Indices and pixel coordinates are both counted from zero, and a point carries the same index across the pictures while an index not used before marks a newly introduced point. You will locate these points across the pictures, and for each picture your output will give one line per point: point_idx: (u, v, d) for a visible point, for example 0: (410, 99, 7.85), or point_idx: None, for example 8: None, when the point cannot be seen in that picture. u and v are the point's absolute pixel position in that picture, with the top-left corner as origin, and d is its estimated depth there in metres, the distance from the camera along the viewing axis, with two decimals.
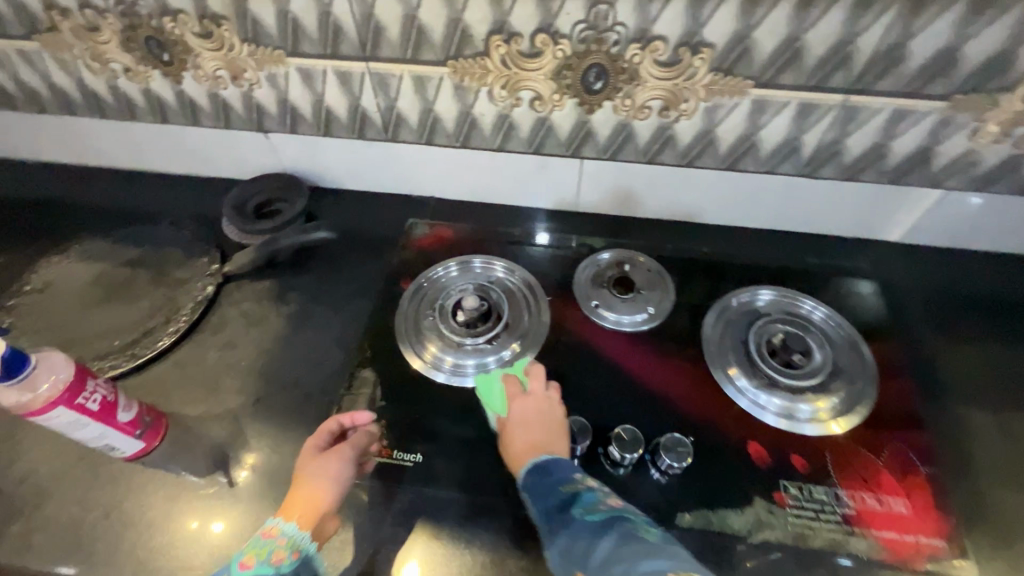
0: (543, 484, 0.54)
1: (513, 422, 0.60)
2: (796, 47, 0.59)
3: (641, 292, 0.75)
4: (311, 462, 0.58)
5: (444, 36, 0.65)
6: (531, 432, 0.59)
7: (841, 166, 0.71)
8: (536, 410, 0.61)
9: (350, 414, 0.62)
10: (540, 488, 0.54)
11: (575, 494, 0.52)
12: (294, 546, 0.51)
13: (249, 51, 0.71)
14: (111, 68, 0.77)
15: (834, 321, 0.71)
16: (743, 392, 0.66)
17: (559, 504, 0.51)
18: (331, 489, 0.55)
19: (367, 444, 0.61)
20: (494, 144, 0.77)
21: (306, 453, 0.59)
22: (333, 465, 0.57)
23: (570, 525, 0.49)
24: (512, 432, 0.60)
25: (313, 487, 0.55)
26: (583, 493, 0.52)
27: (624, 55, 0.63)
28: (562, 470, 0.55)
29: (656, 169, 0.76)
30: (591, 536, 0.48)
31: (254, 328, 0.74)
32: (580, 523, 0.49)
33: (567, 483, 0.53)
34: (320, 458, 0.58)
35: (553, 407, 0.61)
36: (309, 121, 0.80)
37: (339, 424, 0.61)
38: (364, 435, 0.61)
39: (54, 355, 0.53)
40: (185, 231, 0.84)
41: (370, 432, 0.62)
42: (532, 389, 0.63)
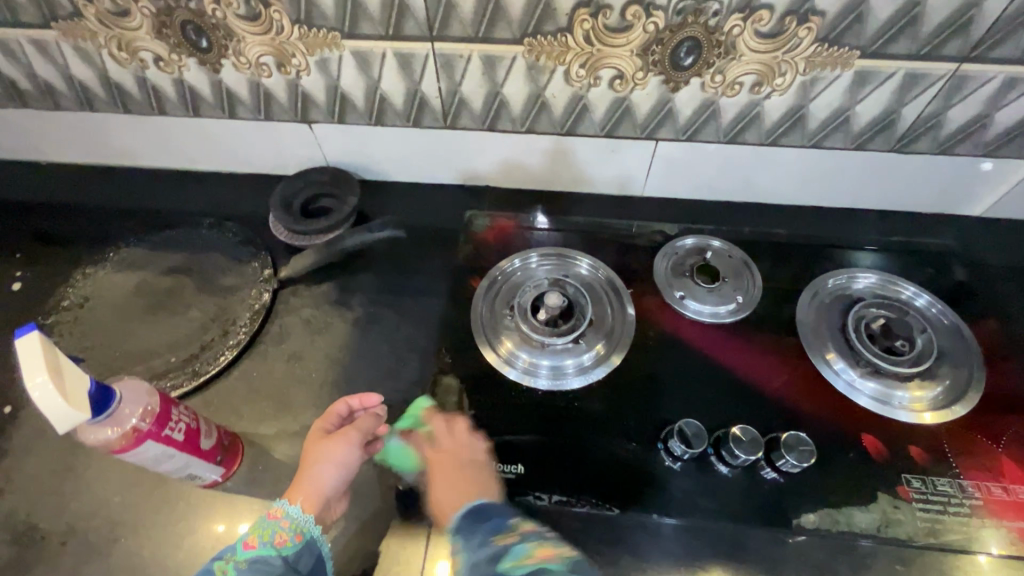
0: (472, 530, 0.50)
1: (433, 477, 0.56)
2: (914, 13, 0.55)
3: (725, 281, 0.71)
4: (316, 444, 0.57)
5: (524, 11, 0.59)
6: (450, 482, 0.54)
7: (937, 140, 0.67)
8: (455, 460, 0.56)
9: (360, 397, 0.61)
10: (470, 535, 0.49)
11: (505, 547, 0.47)
12: (298, 530, 0.52)
13: (300, 33, 0.64)
14: (140, 58, 0.70)
15: (934, 308, 0.68)
16: (837, 374, 0.64)
17: (489, 558, 0.47)
18: (334, 475, 0.55)
19: (376, 428, 0.59)
20: (563, 128, 0.72)
21: (313, 435, 0.58)
22: (339, 451, 0.56)
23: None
24: (435, 485, 0.55)
25: (319, 473, 0.55)
26: (513, 546, 0.47)
27: (723, 27, 0.58)
28: (490, 518, 0.50)
29: (736, 150, 0.72)
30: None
31: (319, 337, 0.69)
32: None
33: (499, 532, 0.49)
34: (326, 441, 0.56)
35: (478, 449, 0.58)
36: (360, 110, 0.73)
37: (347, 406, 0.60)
38: (373, 418, 0.59)
39: (133, 383, 0.50)
40: (228, 234, 0.78)
41: (378, 415, 0.60)
42: (440, 442, 0.58)
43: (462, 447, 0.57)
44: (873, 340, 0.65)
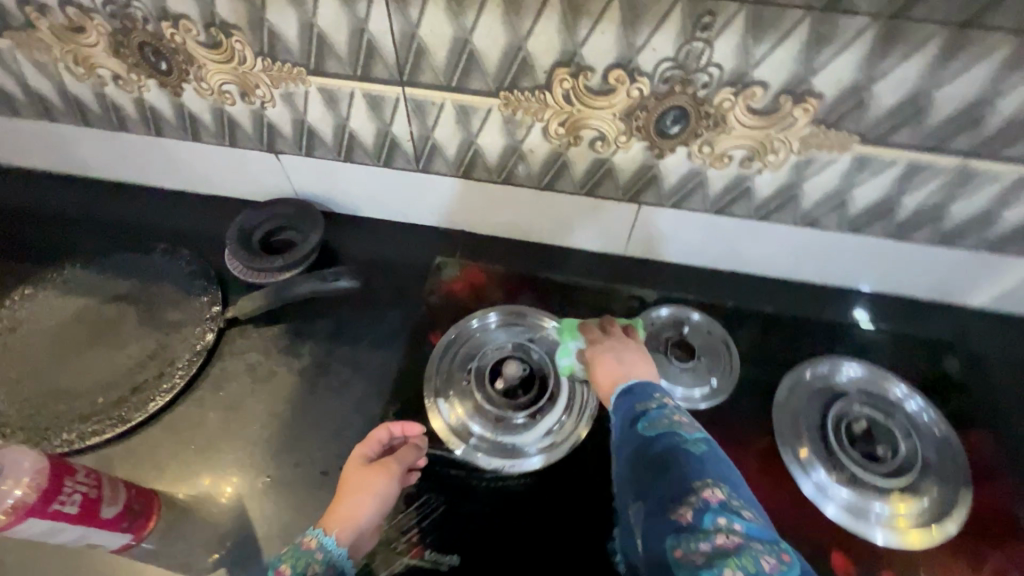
0: (623, 401, 0.48)
1: (591, 363, 0.56)
2: (920, 105, 0.50)
3: (701, 360, 0.66)
4: (355, 472, 0.54)
5: (499, 64, 0.54)
6: (605, 365, 0.54)
7: (938, 231, 0.63)
8: (609, 346, 0.57)
9: (402, 425, 0.59)
10: (616, 404, 0.49)
11: (643, 409, 0.46)
12: (330, 562, 0.47)
13: (263, 66, 0.60)
14: (97, 74, 0.66)
15: (926, 415, 0.63)
16: (811, 477, 0.59)
17: (627, 420, 0.47)
18: (372, 506, 0.52)
19: (416, 461, 0.57)
20: (541, 182, 0.68)
21: (352, 461, 0.55)
22: (380, 484, 0.53)
23: (627, 439, 0.45)
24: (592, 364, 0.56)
25: (356, 501, 0.52)
26: (650, 411, 0.46)
27: (712, 100, 0.53)
28: (639, 387, 0.49)
29: (724, 221, 0.67)
30: (640, 450, 0.43)
31: (261, 386, 0.65)
32: (637, 437, 0.44)
33: (640, 400, 0.47)
34: (367, 471, 0.54)
35: (633, 341, 0.58)
36: (328, 145, 0.69)
37: (389, 433, 0.57)
38: (414, 450, 0.57)
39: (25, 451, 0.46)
40: (181, 262, 0.74)
41: (420, 447, 0.58)
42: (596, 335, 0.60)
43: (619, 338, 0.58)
44: (853, 445, 0.60)
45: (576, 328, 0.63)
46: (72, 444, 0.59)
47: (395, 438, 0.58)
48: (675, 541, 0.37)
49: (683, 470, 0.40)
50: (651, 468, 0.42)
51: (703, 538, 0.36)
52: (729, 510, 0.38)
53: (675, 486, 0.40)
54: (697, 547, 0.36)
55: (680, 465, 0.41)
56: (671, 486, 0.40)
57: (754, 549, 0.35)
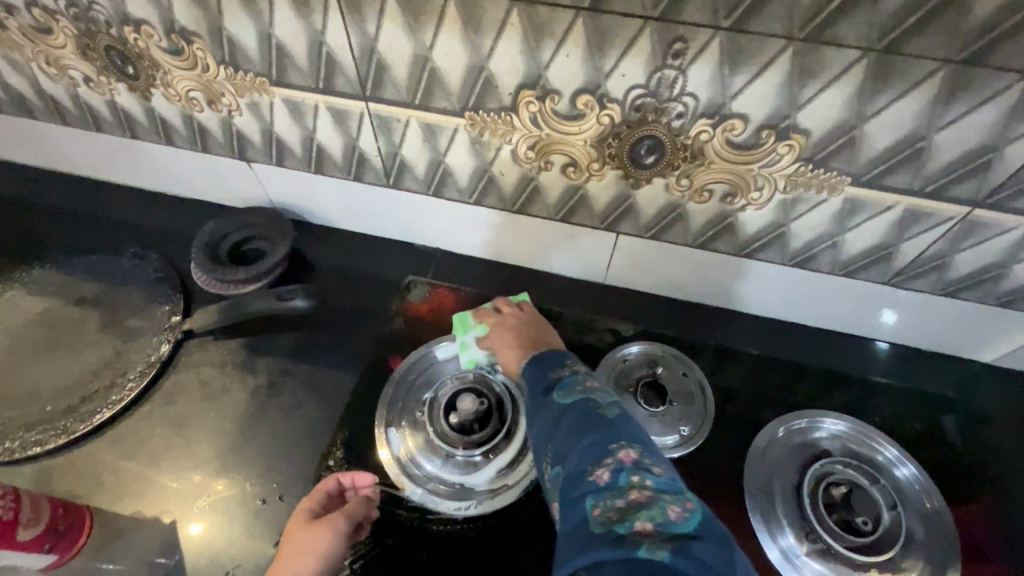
0: (539, 376, 0.49)
1: (499, 349, 0.59)
2: (918, 147, 0.45)
3: (672, 405, 0.62)
4: (297, 530, 0.51)
5: (463, 84, 0.51)
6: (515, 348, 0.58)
7: (941, 281, 0.57)
8: (506, 335, 0.59)
9: (351, 474, 0.55)
10: (533, 377, 0.49)
11: (558, 379, 0.47)
12: None
13: (226, 74, 0.58)
14: (69, 75, 0.65)
15: (916, 482, 0.57)
16: (778, 544, 0.54)
17: (543, 390, 0.47)
18: (316, 567, 0.48)
19: (366, 513, 0.54)
20: (514, 205, 0.64)
21: (296, 519, 0.52)
22: (326, 542, 0.50)
23: (543, 408, 0.45)
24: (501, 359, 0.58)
25: (298, 563, 0.48)
26: (563, 379, 0.47)
27: (688, 130, 0.49)
28: (549, 353, 0.52)
29: (707, 256, 0.63)
30: (556, 416, 0.43)
31: (212, 402, 0.63)
32: (553, 406, 0.44)
33: (553, 371, 0.48)
34: (311, 527, 0.50)
35: (525, 315, 0.62)
36: (297, 156, 0.67)
37: (337, 483, 0.54)
38: (362, 501, 0.53)
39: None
40: (148, 268, 0.72)
41: (370, 498, 0.54)
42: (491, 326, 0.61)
43: (511, 320, 0.61)
44: (830, 511, 0.55)
45: (469, 318, 0.64)
46: (13, 454, 0.58)
47: (344, 488, 0.55)
48: (593, 502, 0.35)
49: (599, 433, 0.40)
50: (567, 433, 0.41)
51: (619, 496, 0.35)
52: (642, 467, 0.37)
53: (590, 445, 0.39)
54: (613, 505, 0.34)
55: (595, 428, 0.40)
56: (585, 447, 0.39)
57: (664, 499, 0.35)
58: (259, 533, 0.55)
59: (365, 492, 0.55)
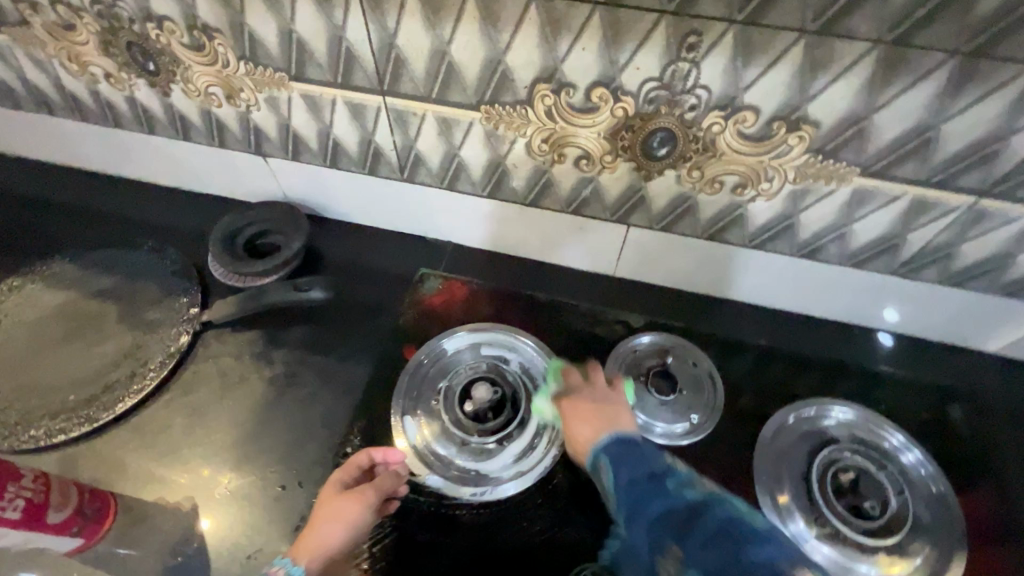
0: (634, 463, 0.41)
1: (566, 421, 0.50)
2: (926, 138, 0.46)
3: (682, 393, 0.63)
4: (330, 500, 0.53)
5: (480, 77, 0.52)
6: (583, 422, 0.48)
7: (947, 272, 0.58)
8: (589, 400, 0.51)
9: (383, 450, 0.57)
10: (623, 459, 0.42)
11: (669, 469, 0.40)
12: None
13: (246, 70, 0.59)
14: (90, 72, 0.66)
15: (923, 468, 0.58)
16: (787, 528, 0.55)
17: (647, 477, 0.40)
18: (344, 535, 0.52)
19: (395, 489, 0.55)
20: (526, 199, 0.65)
21: (329, 487, 0.55)
22: (354, 512, 0.52)
23: (660, 504, 0.38)
24: (571, 424, 0.49)
25: (328, 529, 0.51)
26: (675, 470, 0.40)
27: (700, 123, 0.50)
28: (634, 440, 0.43)
29: (717, 247, 0.64)
30: (686, 517, 0.37)
31: (230, 392, 0.64)
32: (680, 507, 0.37)
33: (657, 458, 0.41)
34: (341, 497, 0.53)
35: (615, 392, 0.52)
36: (313, 151, 0.68)
37: (370, 458, 0.56)
38: (392, 476, 0.56)
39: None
40: (165, 261, 0.74)
41: (399, 475, 0.56)
42: (575, 385, 0.54)
43: (598, 391, 0.53)
44: (838, 496, 0.56)
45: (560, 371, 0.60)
46: (38, 441, 0.59)
47: (376, 462, 0.57)
48: None
49: (762, 547, 0.34)
50: (718, 543, 0.35)
51: None
52: None
53: (757, 562, 0.34)
54: None
55: (755, 541, 0.35)
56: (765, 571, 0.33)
57: None
58: (280, 520, 0.56)
59: (395, 468, 0.57)
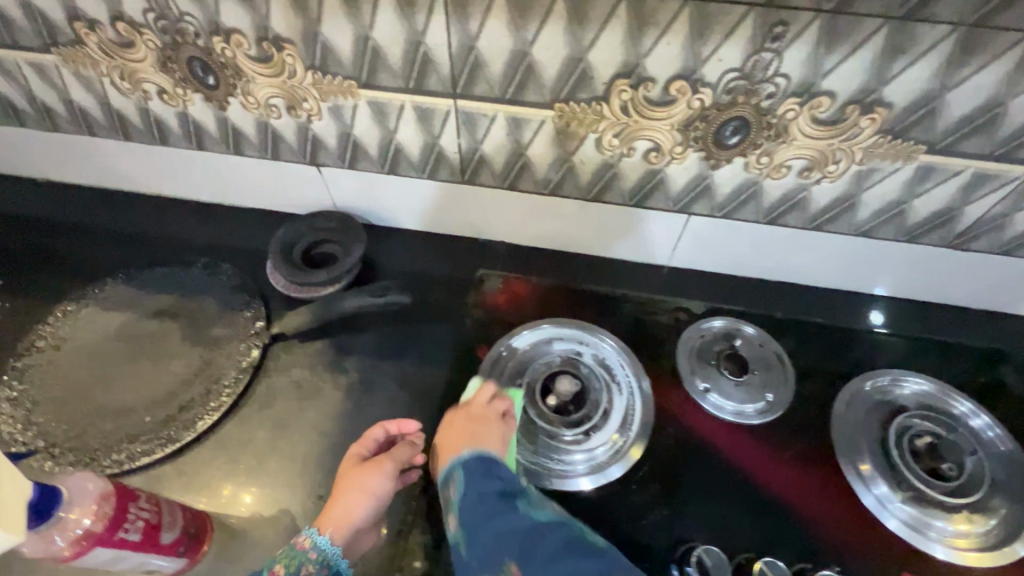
0: (485, 479, 0.50)
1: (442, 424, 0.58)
2: (994, 113, 0.49)
3: (754, 374, 0.65)
4: (350, 472, 0.55)
5: (558, 76, 0.53)
6: (444, 439, 0.55)
7: (999, 241, 0.62)
8: (470, 420, 0.55)
9: (397, 422, 0.58)
10: (478, 474, 0.51)
11: (521, 492, 0.50)
12: (325, 561, 0.49)
13: (313, 79, 0.59)
14: (143, 89, 0.66)
15: (990, 431, 0.61)
16: (870, 489, 0.58)
17: (499, 493, 0.49)
18: (366, 504, 0.53)
19: (412, 458, 0.57)
20: (589, 194, 0.67)
21: (348, 462, 0.56)
22: (374, 481, 0.54)
23: (511, 519, 0.47)
24: (446, 430, 0.56)
25: (351, 499, 0.53)
26: (526, 494, 0.50)
27: (775, 110, 0.52)
28: (492, 463, 0.51)
29: (777, 231, 0.66)
30: (532, 532, 0.46)
31: (307, 402, 0.64)
32: (524, 519, 0.47)
33: (509, 481, 0.50)
34: (360, 468, 0.55)
35: (502, 422, 0.56)
36: (372, 157, 0.68)
37: (384, 432, 0.58)
38: (408, 446, 0.57)
39: (76, 477, 0.46)
40: (221, 277, 0.73)
41: (415, 444, 0.57)
42: (474, 399, 0.58)
43: (490, 414, 0.56)
44: (916, 459, 0.59)
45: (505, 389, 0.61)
46: (122, 464, 0.58)
47: (391, 435, 0.58)
48: None
49: (597, 564, 0.43)
50: (558, 557, 0.43)
51: None
52: None
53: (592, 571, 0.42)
54: None
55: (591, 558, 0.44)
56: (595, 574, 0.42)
57: None
58: None
59: (410, 439, 0.58)
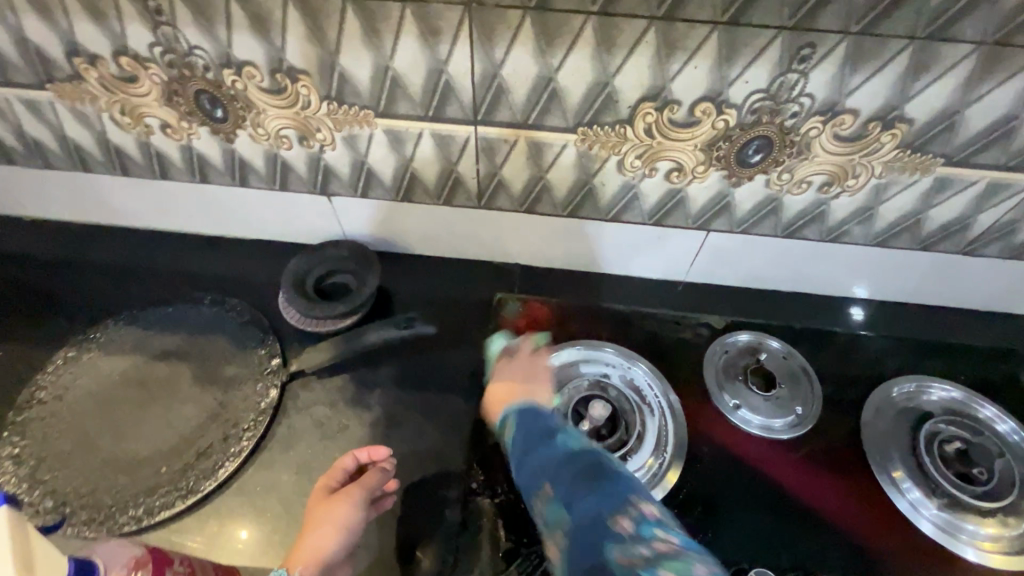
0: (528, 420, 0.49)
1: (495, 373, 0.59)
2: (1010, 126, 0.51)
3: (781, 389, 0.65)
4: (320, 505, 0.55)
5: (583, 101, 0.53)
6: (511, 378, 0.56)
7: (1009, 246, 0.63)
8: (526, 368, 0.58)
9: (366, 450, 0.57)
10: (527, 415, 0.49)
11: (562, 426, 0.48)
12: None
13: (328, 109, 0.58)
14: (145, 123, 0.63)
15: (1016, 435, 0.62)
16: (904, 494, 0.59)
17: (542, 428, 0.48)
18: (337, 536, 0.53)
19: (383, 484, 0.56)
20: (608, 214, 0.66)
21: (319, 494, 0.56)
22: (344, 513, 0.53)
23: (548, 448, 0.46)
24: (500, 378, 0.57)
25: (320, 534, 0.52)
26: (567, 428, 0.48)
27: (799, 128, 0.53)
28: (549, 409, 0.51)
29: (795, 244, 0.66)
30: (562, 460, 0.45)
31: (331, 442, 0.61)
32: (558, 450, 0.46)
33: (552, 417, 0.49)
34: (330, 501, 0.54)
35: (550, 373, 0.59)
36: (386, 185, 0.67)
37: (354, 461, 0.57)
38: (378, 473, 0.56)
39: (112, 540, 0.44)
40: (231, 313, 0.70)
41: (385, 470, 0.57)
42: (523, 352, 0.61)
43: (541, 365, 0.59)
44: (946, 463, 0.60)
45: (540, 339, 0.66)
46: (140, 521, 0.55)
47: (363, 463, 0.57)
48: (617, 550, 0.37)
49: (616, 492, 0.41)
50: (580, 484, 0.42)
51: (644, 544, 0.37)
52: (663, 521, 0.40)
53: (610, 498, 0.41)
54: (638, 553, 0.37)
55: (615, 485, 0.42)
56: (606, 500, 0.41)
57: None
58: (408, 562, 0.54)
59: (382, 465, 0.57)
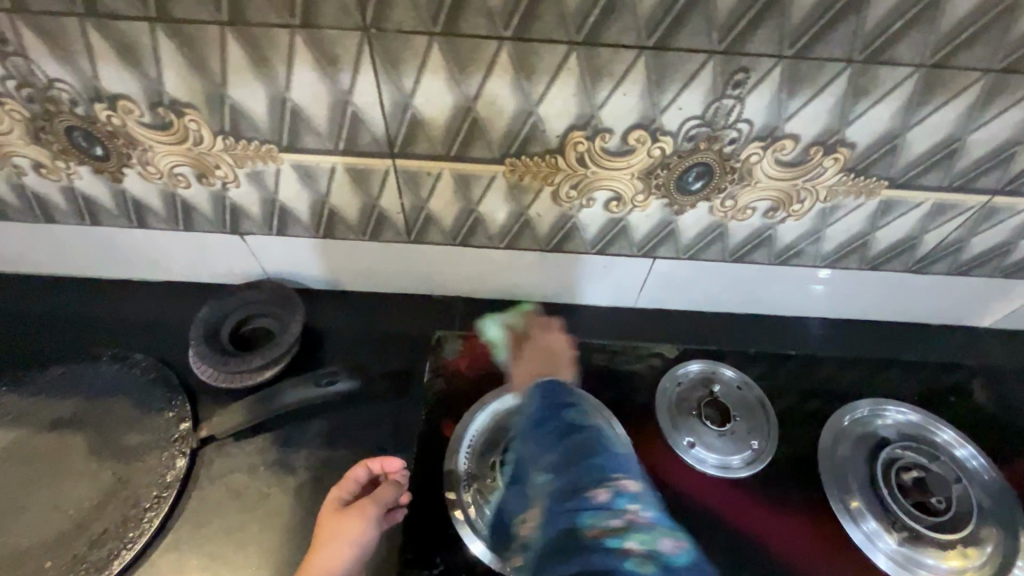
0: (546, 388, 0.49)
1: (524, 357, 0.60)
2: (953, 148, 0.49)
3: (737, 422, 0.62)
4: (331, 519, 0.52)
5: (507, 130, 0.48)
6: (534, 359, 0.58)
7: (956, 263, 0.62)
8: (540, 348, 0.60)
9: (380, 460, 0.55)
10: (547, 386, 0.50)
11: (573, 398, 0.49)
12: None
13: (224, 145, 0.51)
14: (14, 164, 0.55)
15: (975, 460, 0.61)
16: (860, 526, 0.56)
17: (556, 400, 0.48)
18: (350, 553, 0.50)
19: (397, 498, 0.53)
20: (549, 245, 0.62)
21: (328, 507, 0.53)
22: (356, 529, 0.50)
23: (554, 415, 0.46)
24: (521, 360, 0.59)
25: (331, 551, 0.49)
26: (579, 403, 0.49)
27: (739, 154, 0.49)
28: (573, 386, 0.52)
29: (745, 268, 0.63)
30: (564, 430, 0.45)
31: (248, 514, 0.55)
32: (564, 418, 0.46)
33: (568, 389, 0.50)
34: (341, 515, 0.51)
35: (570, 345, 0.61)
36: (304, 222, 0.60)
37: (366, 471, 0.54)
38: (393, 486, 0.53)
39: None
40: (133, 371, 0.62)
41: (399, 483, 0.54)
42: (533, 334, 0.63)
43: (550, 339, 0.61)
44: (904, 492, 0.58)
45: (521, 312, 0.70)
46: None
47: (375, 474, 0.55)
48: (590, 518, 0.38)
49: (606, 462, 0.42)
50: (573, 450, 0.43)
51: (618, 514, 0.38)
52: (639, 497, 0.40)
53: (599, 468, 0.41)
54: (609, 524, 0.37)
55: (603, 455, 0.42)
56: (595, 468, 0.41)
57: None
58: None
59: (396, 477, 0.55)
